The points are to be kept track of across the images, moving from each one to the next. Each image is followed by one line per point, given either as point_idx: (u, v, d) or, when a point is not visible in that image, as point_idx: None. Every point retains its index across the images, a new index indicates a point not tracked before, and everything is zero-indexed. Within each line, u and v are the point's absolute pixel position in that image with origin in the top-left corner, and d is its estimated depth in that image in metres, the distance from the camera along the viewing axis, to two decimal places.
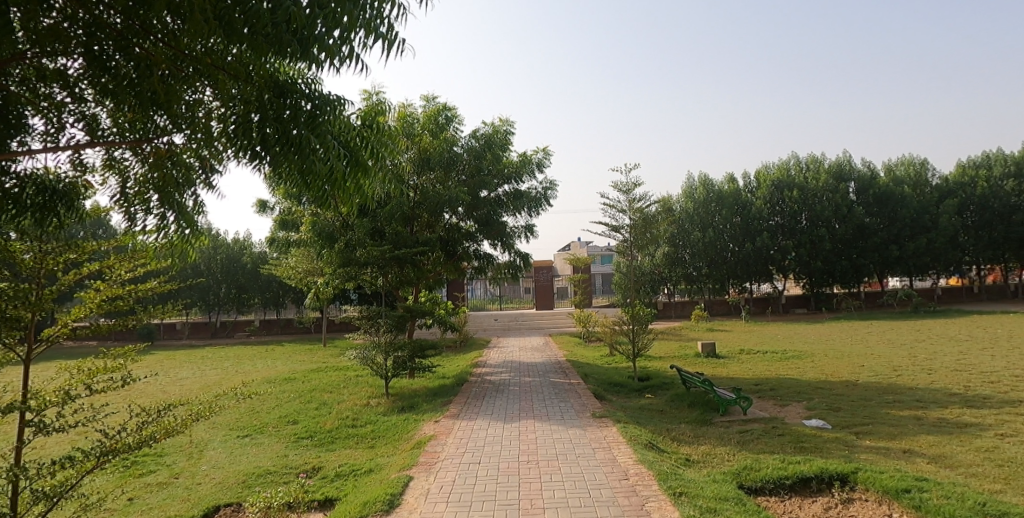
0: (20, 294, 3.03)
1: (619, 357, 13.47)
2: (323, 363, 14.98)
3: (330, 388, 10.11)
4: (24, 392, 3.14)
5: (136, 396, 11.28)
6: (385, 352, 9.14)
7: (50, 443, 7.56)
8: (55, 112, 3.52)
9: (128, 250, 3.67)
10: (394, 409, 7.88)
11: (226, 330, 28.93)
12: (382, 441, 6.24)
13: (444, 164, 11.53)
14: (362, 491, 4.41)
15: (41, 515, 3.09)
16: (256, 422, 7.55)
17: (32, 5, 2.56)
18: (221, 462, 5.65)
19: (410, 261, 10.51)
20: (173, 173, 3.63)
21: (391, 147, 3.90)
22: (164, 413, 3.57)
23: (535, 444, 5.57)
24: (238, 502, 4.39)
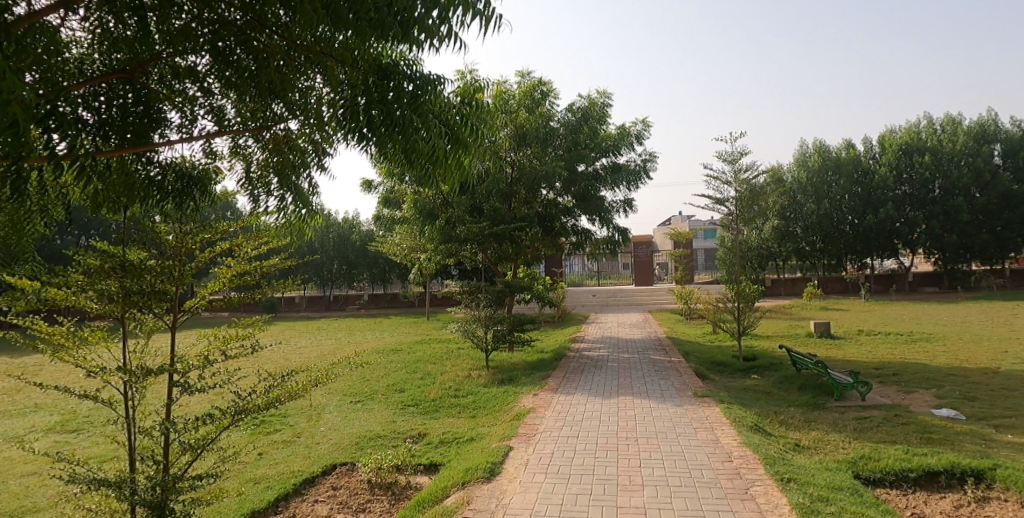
0: (166, 270, 3.31)
1: (722, 336, 13.01)
2: (426, 335, 15.71)
3: (433, 360, 10.56)
4: (172, 355, 3.44)
5: (264, 361, 12.45)
6: (486, 325, 9.37)
7: (193, 401, 8.51)
8: (189, 106, 3.73)
9: (252, 230, 3.92)
10: (494, 381, 8.10)
11: (338, 304, 31.24)
12: (483, 412, 6.43)
13: (541, 139, 11.37)
14: (464, 458, 4.55)
15: (188, 464, 3.38)
16: (367, 388, 8.08)
17: (164, 9, 2.81)
18: (336, 425, 6.10)
19: (508, 237, 10.57)
20: (291, 157, 3.78)
21: (497, 126, 3.86)
22: (288, 378, 3.73)
23: (634, 422, 5.50)
24: (352, 462, 4.69)
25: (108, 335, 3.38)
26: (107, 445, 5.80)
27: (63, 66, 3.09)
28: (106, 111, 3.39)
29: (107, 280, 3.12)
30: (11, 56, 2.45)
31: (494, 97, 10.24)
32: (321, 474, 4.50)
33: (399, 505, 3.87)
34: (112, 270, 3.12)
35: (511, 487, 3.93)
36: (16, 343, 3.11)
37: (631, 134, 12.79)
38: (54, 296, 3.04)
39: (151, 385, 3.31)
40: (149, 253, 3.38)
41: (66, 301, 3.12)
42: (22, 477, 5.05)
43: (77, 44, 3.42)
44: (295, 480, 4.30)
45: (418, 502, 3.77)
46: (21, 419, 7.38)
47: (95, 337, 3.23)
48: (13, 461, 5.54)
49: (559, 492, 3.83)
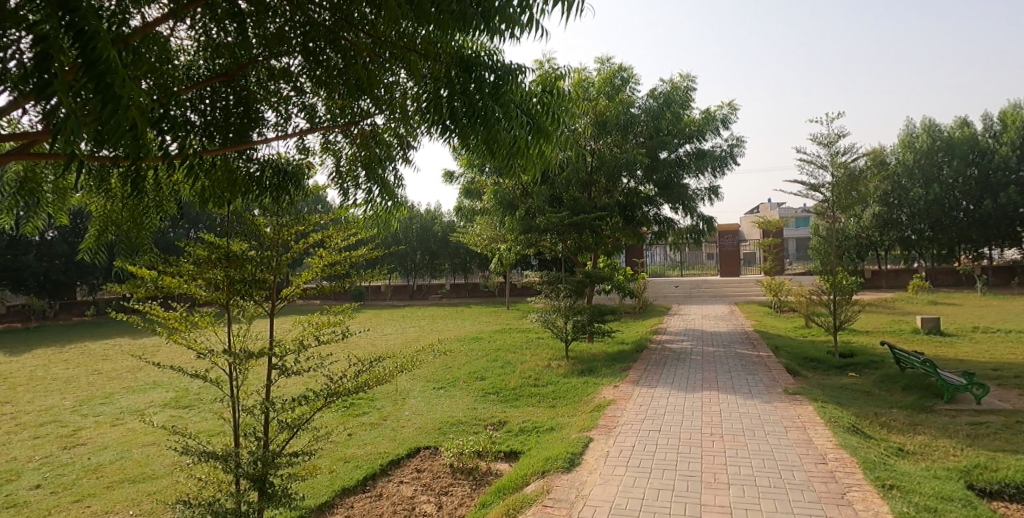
0: (264, 260, 3.31)
1: (816, 330, 12.31)
2: (505, 325, 15.96)
3: (513, 349, 10.71)
4: (270, 340, 3.41)
5: (354, 347, 13.17)
6: (565, 316, 9.35)
7: (290, 383, 9.12)
8: (283, 105, 3.77)
9: (342, 221, 3.83)
10: (573, 371, 8.11)
11: (421, 293, 32.44)
12: (562, 402, 6.45)
13: (622, 127, 11.16)
14: (544, 447, 4.58)
15: (286, 443, 3.41)
16: (449, 375, 8.34)
17: (261, 15, 2.93)
18: (420, 410, 6.33)
19: (589, 226, 10.31)
20: (376, 150, 3.75)
21: (578, 114, 3.71)
22: (376, 364, 3.67)
23: (718, 417, 5.33)
24: (434, 446, 4.85)
25: (215, 320, 3.43)
26: (215, 421, 6.33)
27: (173, 72, 3.22)
28: (211, 112, 3.43)
29: (214, 270, 3.18)
30: (127, 64, 2.64)
31: (575, 84, 10.01)
32: (406, 457, 4.68)
33: (480, 490, 3.97)
34: (217, 261, 3.16)
35: (591, 479, 3.92)
36: (137, 326, 3.24)
37: (717, 118, 12.35)
38: (167, 284, 3.14)
39: (253, 367, 3.34)
40: (250, 244, 3.33)
41: (179, 288, 3.21)
42: (144, 446, 5.62)
43: (185, 51, 3.54)
44: (382, 461, 4.50)
45: (498, 488, 3.84)
46: (144, 394, 8.23)
47: (203, 321, 3.27)
48: (137, 431, 6.18)
49: (640, 486, 3.79)
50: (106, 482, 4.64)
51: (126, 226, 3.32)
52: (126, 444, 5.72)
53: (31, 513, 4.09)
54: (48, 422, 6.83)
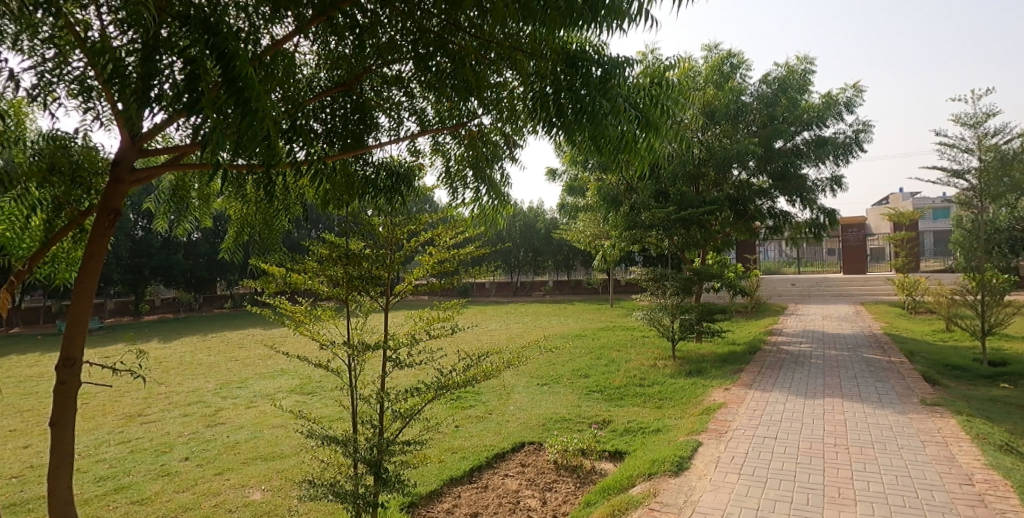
0: (380, 257, 3.38)
1: (958, 334, 11.04)
2: (609, 323, 15.85)
3: (618, 347, 10.61)
4: (385, 333, 3.47)
5: (462, 341, 13.68)
6: (673, 314, 9.15)
7: (403, 374, 9.61)
8: (396, 110, 3.61)
9: (450, 221, 3.76)
10: (681, 371, 7.87)
11: (524, 290, 33.14)
12: (669, 403, 6.26)
13: (732, 116, 10.85)
14: (650, 449, 4.46)
15: (398, 431, 3.49)
16: (552, 372, 8.37)
17: (372, 23, 2.82)
18: (524, 405, 6.41)
19: (697, 221, 9.84)
20: (484, 149, 3.50)
21: (693, 98, 3.35)
22: (483, 359, 3.63)
23: (843, 427, 4.90)
24: (538, 442, 4.88)
25: (336, 313, 3.54)
26: (334, 407, 6.76)
27: (296, 84, 3.20)
28: (330, 121, 3.37)
29: (335, 267, 3.32)
30: (262, 79, 2.78)
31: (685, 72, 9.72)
32: (511, 451, 4.75)
33: (585, 488, 3.94)
34: (338, 259, 3.31)
35: (701, 485, 3.76)
36: (267, 319, 3.44)
37: (840, 102, 11.47)
38: (294, 281, 3.23)
39: (369, 358, 3.45)
40: (365, 243, 3.40)
41: (304, 285, 3.31)
42: (273, 428, 6.11)
43: (308, 64, 3.50)
44: (488, 454, 4.59)
45: (604, 488, 3.79)
46: (274, 380, 9.01)
47: (325, 315, 3.40)
48: (267, 414, 6.73)
49: (755, 495, 3.58)
50: (242, 459, 5.09)
51: (259, 228, 3.43)
52: (259, 424, 6.27)
53: (182, 482, 4.59)
54: (195, 402, 7.65)
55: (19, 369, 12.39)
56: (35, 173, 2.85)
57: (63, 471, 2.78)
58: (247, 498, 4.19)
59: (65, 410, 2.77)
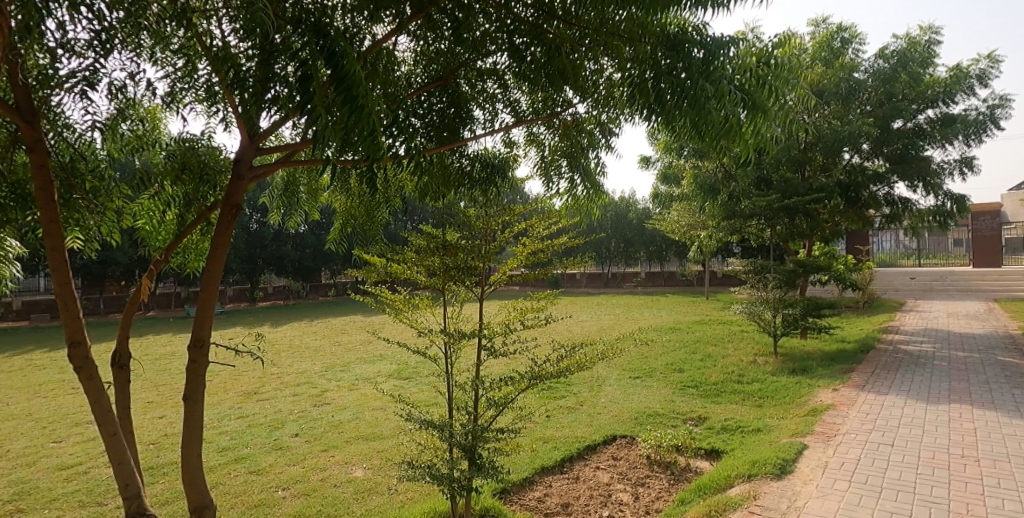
0: (474, 247, 3.44)
1: None
2: (705, 316, 15.39)
3: (715, 341, 10.29)
4: (480, 322, 3.52)
5: (555, 331, 13.78)
6: (775, 308, 8.85)
7: (496, 362, 9.80)
8: (491, 103, 3.52)
9: (544, 211, 3.72)
10: (783, 369, 7.47)
11: (616, 280, 33.17)
12: (770, 402, 5.95)
13: (843, 96, 10.25)
14: (750, 449, 4.25)
15: (492, 419, 3.54)
16: (645, 366, 8.22)
17: (468, 17, 2.76)
18: (616, 398, 6.32)
19: (803, 211, 9.31)
20: (581, 138, 3.27)
21: (806, 73, 3.01)
22: (577, 350, 3.61)
23: (973, 438, 4.42)
24: (631, 436, 4.80)
25: (432, 302, 3.64)
26: (429, 393, 6.99)
27: (395, 79, 3.15)
28: (427, 116, 3.30)
29: (432, 258, 3.42)
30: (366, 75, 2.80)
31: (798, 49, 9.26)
32: (603, 444, 4.70)
33: (679, 486, 3.85)
34: (436, 249, 3.37)
35: (806, 490, 3.53)
36: (369, 306, 3.57)
37: (971, 74, 10.59)
38: (393, 271, 3.36)
39: (464, 346, 3.51)
40: (462, 234, 3.48)
41: (402, 275, 3.43)
42: (373, 410, 6.39)
43: (405, 62, 3.47)
44: (579, 445, 4.56)
45: (700, 487, 3.68)
46: (373, 365, 9.46)
47: (423, 303, 3.51)
48: (367, 397, 7.07)
49: (869, 506, 3.32)
50: (345, 437, 5.37)
51: (362, 220, 3.50)
52: (360, 406, 6.60)
53: (293, 456, 4.92)
54: (303, 382, 8.19)
55: (157, 346, 13.95)
56: (168, 173, 3.18)
57: (194, 441, 2.96)
58: (350, 475, 4.44)
59: (195, 388, 2.94)
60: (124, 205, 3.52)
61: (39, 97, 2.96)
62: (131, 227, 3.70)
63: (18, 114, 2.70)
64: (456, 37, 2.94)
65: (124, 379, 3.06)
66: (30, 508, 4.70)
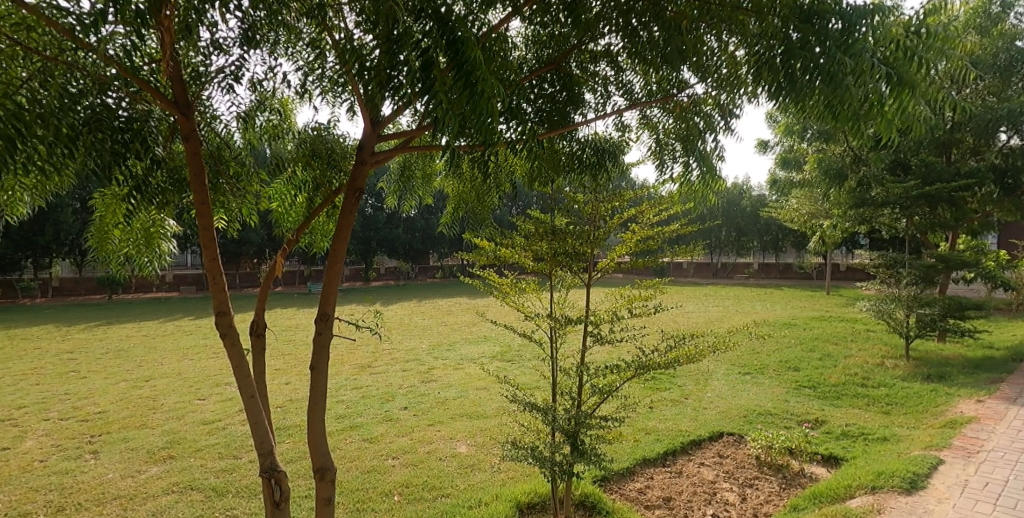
0: (582, 233, 3.42)
1: None
2: (825, 312, 14.55)
3: (836, 340, 9.74)
4: (585, 309, 3.49)
5: (662, 321, 13.70)
6: (908, 308, 8.36)
7: (602, 349, 9.89)
8: (603, 87, 3.46)
9: (655, 197, 3.62)
10: (916, 375, 6.91)
11: (726, 271, 32.76)
12: (899, 409, 5.58)
13: (1001, 69, 9.06)
14: (874, 459, 3.98)
15: (595, 406, 3.51)
16: (756, 362, 7.90)
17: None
18: (723, 393, 6.21)
19: (947, 199, 8.46)
20: (697, 122, 3.11)
21: (967, 41, 2.73)
22: (685, 342, 3.49)
23: None
24: (739, 435, 4.69)
25: (538, 287, 3.66)
26: (532, 376, 7.16)
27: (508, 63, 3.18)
28: (539, 101, 3.33)
29: (542, 243, 3.43)
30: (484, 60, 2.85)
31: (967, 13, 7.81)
32: (709, 440, 4.63)
33: (792, 490, 3.74)
34: (545, 235, 3.42)
35: (941, 509, 3.21)
36: (478, 289, 3.67)
37: None
38: (503, 254, 3.44)
39: (570, 331, 3.50)
40: (571, 220, 3.50)
41: (511, 259, 3.50)
42: (476, 389, 6.60)
43: (517, 48, 3.50)
44: (683, 440, 4.53)
45: (816, 492, 3.53)
46: (479, 346, 9.86)
47: (530, 287, 3.55)
48: (471, 376, 7.32)
49: None
50: (450, 414, 5.59)
51: (472, 204, 3.57)
52: (464, 385, 6.84)
53: (402, 427, 5.20)
54: (412, 359, 8.65)
55: (285, 319, 15.47)
56: (299, 158, 3.42)
57: (319, 406, 3.10)
58: (454, 450, 4.63)
59: (321, 358, 3.09)
60: (261, 189, 3.85)
61: (191, 91, 3.25)
62: (267, 209, 4.04)
63: (176, 107, 2.92)
64: (570, 21, 2.89)
65: (259, 347, 3.30)
66: (179, 455, 5.31)
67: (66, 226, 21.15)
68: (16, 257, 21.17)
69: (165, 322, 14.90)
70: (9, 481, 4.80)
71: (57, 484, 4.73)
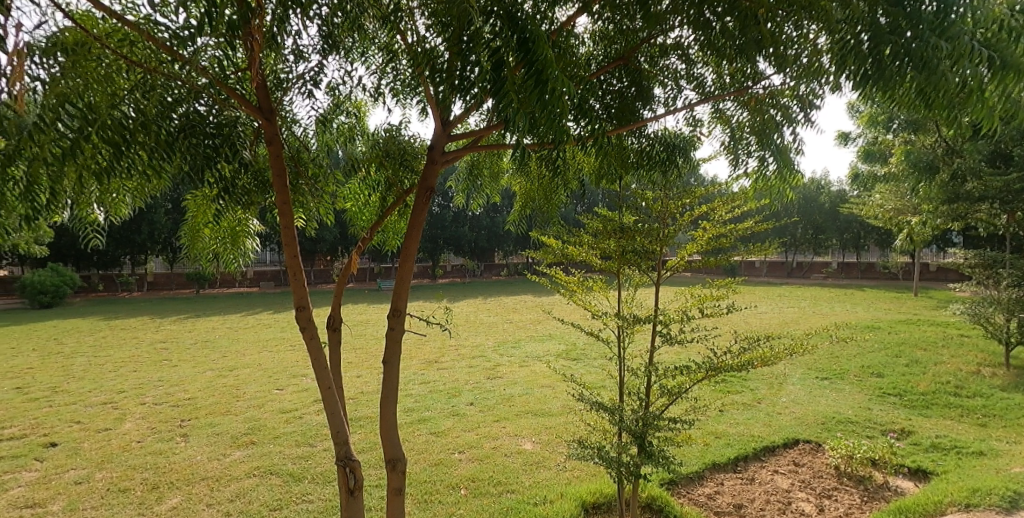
0: (651, 231, 3.38)
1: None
2: (913, 315, 13.74)
3: (925, 345, 9.18)
4: (654, 308, 3.43)
5: (734, 321, 13.41)
6: (1010, 311, 7.82)
7: (673, 348, 9.80)
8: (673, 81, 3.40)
9: (727, 193, 3.53)
10: (1017, 385, 6.47)
11: (802, 271, 31.99)
12: (999, 422, 5.29)
13: None
14: (967, 475, 3.80)
15: (664, 408, 3.44)
16: (835, 367, 7.61)
17: None
18: (799, 398, 6.10)
19: None
20: (774, 114, 3.01)
21: None
22: (759, 344, 3.38)
23: None
24: (817, 442, 4.67)
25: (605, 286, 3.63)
26: (599, 376, 7.18)
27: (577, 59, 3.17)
28: (607, 97, 3.32)
29: (610, 241, 3.42)
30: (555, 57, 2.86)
31: None
32: (784, 446, 4.65)
33: (875, 503, 3.69)
34: (613, 232, 3.39)
35: None
36: (545, 287, 3.69)
37: None
38: (571, 252, 3.46)
39: (639, 331, 3.46)
40: (640, 219, 3.48)
41: (579, 257, 3.51)
42: (542, 387, 6.64)
43: (585, 44, 3.49)
44: (756, 445, 4.57)
45: (901, 505, 3.45)
46: (545, 343, 9.95)
47: (597, 285, 3.53)
48: (537, 374, 7.34)
49: None
50: (516, 411, 5.64)
51: (540, 202, 3.59)
52: (530, 382, 6.91)
53: (469, 422, 5.29)
54: (478, 355, 8.80)
55: (358, 314, 16.18)
56: (372, 158, 3.54)
57: (390, 399, 3.15)
58: (520, 447, 4.69)
59: (393, 352, 3.17)
60: (337, 189, 4.02)
61: (274, 97, 3.42)
62: (343, 209, 4.22)
63: (259, 112, 3.03)
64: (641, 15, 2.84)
65: (336, 340, 3.42)
66: (260, 441, 5.59)
67: (159, 226, 22.95)
68: (117, 254, 23.18)
69: (247, 315, 15.89)
70: (112, 459, 5.21)
71: (153, 463, 5.09)
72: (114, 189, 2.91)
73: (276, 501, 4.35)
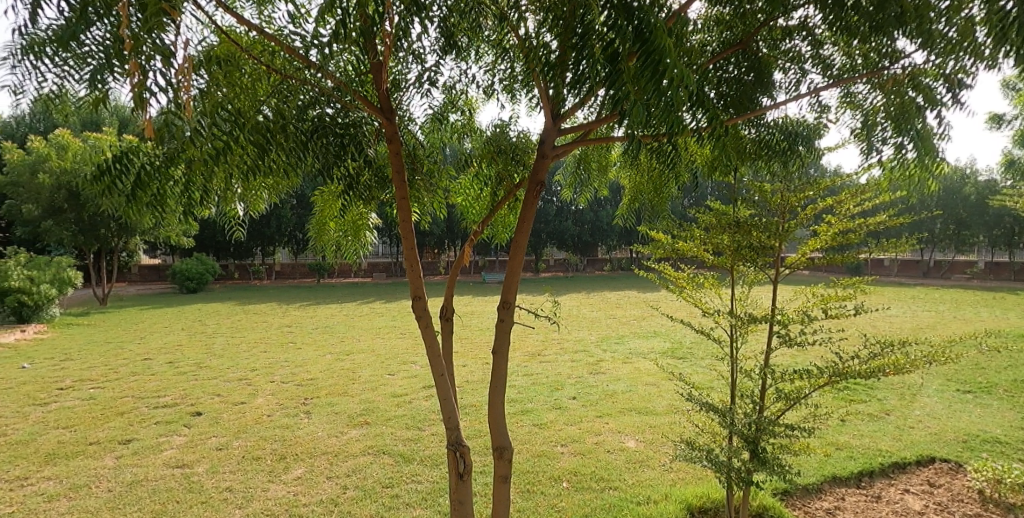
0: (770, 226, 3.23)
1: None
2: None
3: None
4: (771, 305, 3.27)
5: (858, 324, 12.46)
6: None
7: (790, 350, 9.28)
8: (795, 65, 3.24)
9: (857, 185, 3.30)
10: None
11: (940, 271, 29.16)
12: None
13: None
14: None
15: (780, 413, 3.26)
16: (980, 380, 6.84)
17: None
18: (936, 412, 5.57)
19: None
20: (915, 96, 2.78)
21: None
22: (893, 350, 3.12)
23: None
24: (956, 463, 4.31)
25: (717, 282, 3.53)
26: (706, 377, 6.96)
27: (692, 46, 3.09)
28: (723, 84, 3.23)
29: (723, 234, 3.32)
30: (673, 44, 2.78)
31: None
32: (916, 463, 4.35)
33: None
34: (726, 226, 3.29)
35: None
36: (653, 282, 3.65)
37: None
38: (681, 247, 3.40)
39: (753, 331, 3.33)
40: (757, 213, 3.36)
41: (690, 252, 3.46)
42: (646, 385, 6.51)
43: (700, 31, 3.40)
44: (883, 461, 4.32)
45: None
46: (649, 340, 9.76)
47: (708, 282, 3.45)
48: (641, 372, 7.21)
49: None
50: (619, 407, 5.58)
51: (649, 195, 3.55)
52: (634, 379, 6.82)
53: (571, 416, 5.30)
54: (579, 350, 8.77)
55: (460, 306, 16.77)
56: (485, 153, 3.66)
57: (499, 389, 3.20)
58: (624, 444, 4.65)
59: (504, 343, 3.25)
60: (449, 184, 4.19)
61: (394, 97, 3.61)
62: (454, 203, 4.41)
63: (380, 112, 3.15)
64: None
65: (448, 330, 3.56)
66: (373, 422, 5.94)
67: (285, 221, 25.19)
68: (250, 246, 25.76)
69: (359, 303, 16.98)
70: (246, 429, 5.77)
71: (280, 436, 5.56)
72: (254, 186, 3.18)
73: (389, 479, 4.61)
